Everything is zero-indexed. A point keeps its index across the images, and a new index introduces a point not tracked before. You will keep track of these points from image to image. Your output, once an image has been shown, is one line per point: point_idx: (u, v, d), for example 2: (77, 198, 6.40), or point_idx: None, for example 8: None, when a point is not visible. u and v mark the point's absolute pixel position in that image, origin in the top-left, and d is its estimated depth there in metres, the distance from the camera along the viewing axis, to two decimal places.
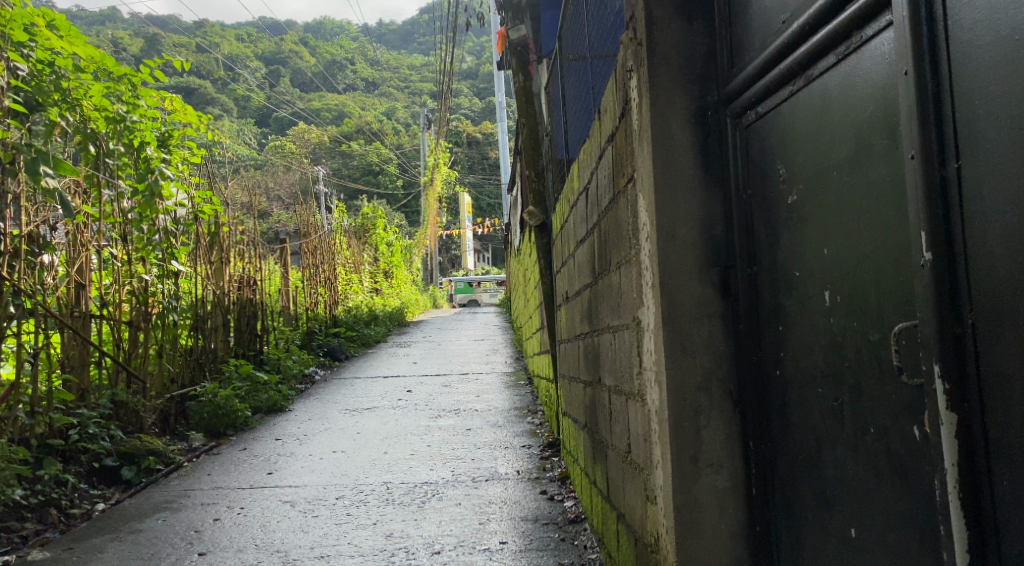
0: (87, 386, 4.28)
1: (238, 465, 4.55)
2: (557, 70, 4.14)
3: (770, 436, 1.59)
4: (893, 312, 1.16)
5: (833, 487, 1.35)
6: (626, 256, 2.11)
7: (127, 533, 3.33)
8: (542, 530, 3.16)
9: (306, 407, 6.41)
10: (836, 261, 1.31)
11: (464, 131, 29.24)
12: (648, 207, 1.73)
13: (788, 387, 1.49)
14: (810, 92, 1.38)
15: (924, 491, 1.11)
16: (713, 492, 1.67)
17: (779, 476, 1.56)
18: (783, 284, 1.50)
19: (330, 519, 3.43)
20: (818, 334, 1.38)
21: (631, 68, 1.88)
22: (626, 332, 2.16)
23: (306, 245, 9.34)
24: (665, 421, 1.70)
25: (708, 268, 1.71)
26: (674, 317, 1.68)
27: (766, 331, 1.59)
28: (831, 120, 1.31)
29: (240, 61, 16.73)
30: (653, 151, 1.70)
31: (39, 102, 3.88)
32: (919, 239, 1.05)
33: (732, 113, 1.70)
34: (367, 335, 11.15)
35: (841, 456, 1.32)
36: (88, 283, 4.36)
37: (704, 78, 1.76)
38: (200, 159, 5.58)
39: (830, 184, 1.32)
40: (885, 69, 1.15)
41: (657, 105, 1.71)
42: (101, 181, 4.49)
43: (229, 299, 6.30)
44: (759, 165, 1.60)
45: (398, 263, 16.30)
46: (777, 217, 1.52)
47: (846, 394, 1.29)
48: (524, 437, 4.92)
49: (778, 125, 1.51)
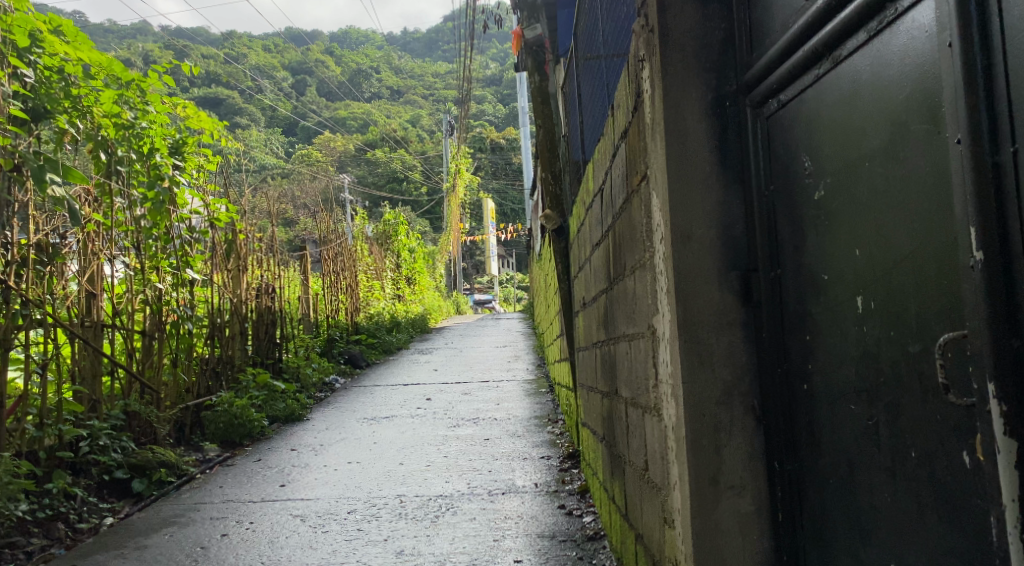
0: (98, 397, 4.21)
1: (250, 476, 4.46)
2: (573, 69, 4.01)
3: (797, 456, 1.44)
4: (937, 319, 1.01)
5: (869, 517, 1.20)
6: (640, 260, 1.97)
7: (132, 550, 3.25)
8: (559, 548, 3.02)
9: (324, 416, 6.31)
10: (870, 263, 1.16)
11: (488, 136, 29.17)
12: (662, 207, 1.59)
13: (817, 402, 1.34)
14: (837, 77, 1.24)
15: (976, 527, 0.96)
16: (735, 517, 1.52)
17: (807, 501, 1.41)
18: (810, 288, 1.36)
19: (340, 534, 3.32)
20: (849, 343, 1.23)
21: (642, 57, 1.75)
22: (641, 340, 2.02)
23: (327, 252, 9.27)
24: (681, 438, 1.55)
25: (727, 271, 1.57)
26: (690, 326, 1.54)
27: (792, 340, 1.44)
28: (862, 105, 1.17)
29: (265, 70, 16.81)
30: (667, 145, 1.57)
31: (48, 109, 3.77)
32: (967, 236, 0.91)
33: (752, 103, 1.55)
34: (389, 341, 11.05)
35: (877, 481, 1.17)
36: (99, 292, 4.29)
37: (722, 66, 1.62)
38: (215, 165, 5.53)
39: (861, 176, 1.18)
40: (925, 44, 1.01)
41: (669, 96, 1.57)
42: (112, 188, 4.38)
43: (246, 306, 6.22)
44: (782, 159, 1.45)
45: (421, 270, 16.20)
46: (802, 215, 1.38)
47: (883, 413, 1.14)
48: (543, 447, 4.79)
49: (802, 114, 1.36)
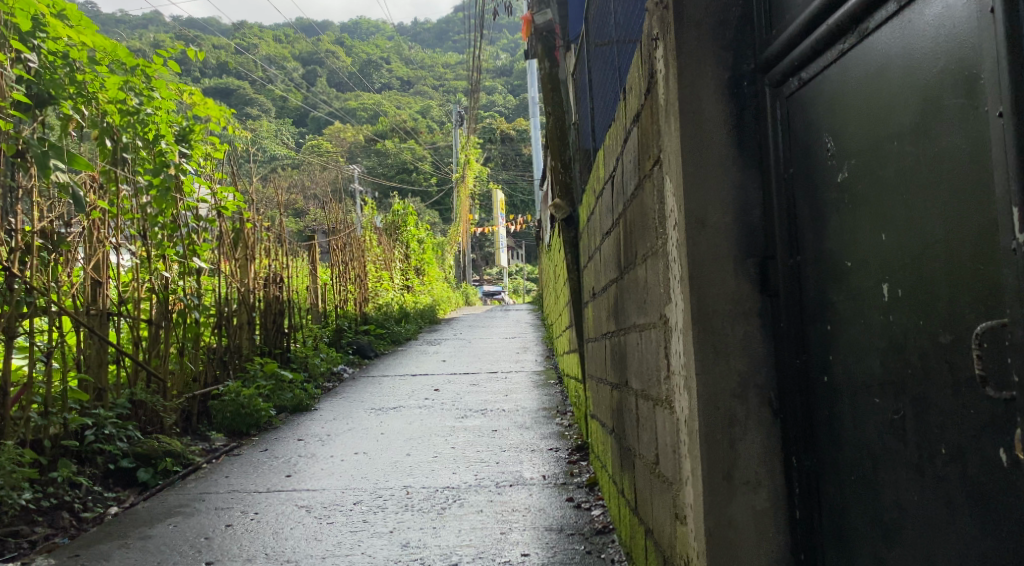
0: (104, 385, 4.17)
1: (257, 466, 4.43)
2: (584, 54, 3.93)
3: (815, 451, 1.37)
4: (972, 307, 0.94)
5: (893, 517, 1.13)
6: (652, 248, 1.91)
7: (136, 540, 3.22)
8: (567, 542, 2.97)
9: (332, 407, 6.29)
10: (897, 247, 1.09)
11: (499, 127, 29.06)
12: (676, 191, 1.53)
13: (838, 396, 1.27)
14: (862, 53, 1.16)
15: (1012, 529, 0.89)
16: (749, 513, 1.46)
17: (825, 499, 1.34)
18: (830, 276, 1.29)
19: (345, 526, 3.28)
20: (874, 333, 1.16)
21: (656, 36, 1.69)
22: (652, 331, 1.96)
23: (336, 241, 9.22)
24: (694, 431, 1.50)
25: (743, 258, 1.51)
26: (705, 315, 1.48)
27: (811, 330, 1.38)
28: (890, 81, 1.10)
29: (275, 60, 16.78)
30: (681, 127, 1.50)
31: (52, 95, 3.74)
32: (1009, 218, 0.84)
33: (771, 82, 1.48)
34: (398, 332, 11.02)
35: (902, 479, 1.11)
36: (105, 279, 4.26)
37: (739, 44, 1.54)
38: (223, 154, 5.48)
39: (888, 157, 1.11)
40: (964, 12, 0.94)
41: (684, 75, 1.51)
42: (118, 175, 4.33)
43: (255, 296, 6.18)
44: (802, 139, 1.38)
45: (430, 261, 16.16)
46: (823, 198, 1.31)
47: (909, 407, 1.08)
48: (552, 439, 4.74)
49: (824, 94, 1.29)
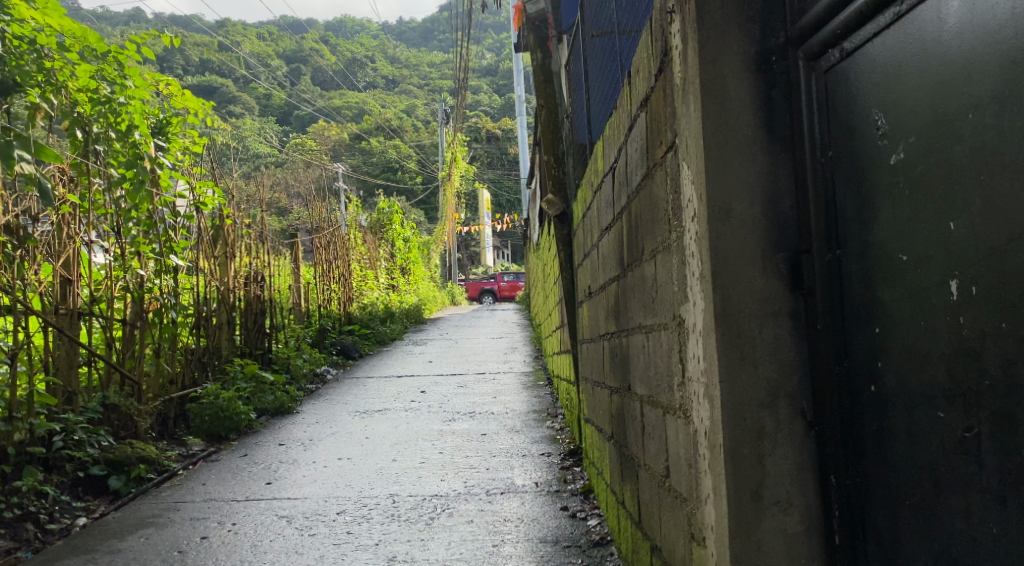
0: (74, 389, 3.96)
1: (235, 473, 4.24)
2: (580, 43, 3.75)
3: (858, 469, 1.22)
4: None
5: (962, 550, 0.98)
6: (663, 242, 1.75)
7: (103, 554, 3.03)
8: (562, 555, 2.80)
9: (314, 409, 6.09)
10: (972, 237, 0.94)
11: (484, 126, 28.81)
12: (696, 177, 1.38)
13: (889, 406, 1.12)
14: (925, 14, 1.01)
15: None
16: (781, 536, 1.31)
17: (872, 524, 1.19)
18: (879, 273, 1.13)
19: (327, 538, 3.10)
20: (937, 338, 1.01)
21: (672, 8, 1.52)
22: (663, 331, 1.80)
23: (319, 240, 8.97)
24: (717, 445, 1.34)
25: (773, 252, 1.35)
26: (729, 316, 1.33)
27: (853, 333, 1.22)
28: (963, 40, 0.95)
29: (258, 56, 16.49)
30: (702, 107, 1.35)
31: (17, 82, 3.52)
32: None
33: (806, 55, 1.32)
34: (382, 333, 10.80)
35: (975, 505, 0.96)
36: (75, 278, 4.03)
37: (767, 15, 1.38)
38: (202, 148, 5.26)
39: (960, 132, 0.96)
40: None
41: (706, 49, 1.35)
42: (90, 168, 4.12)
43: (235, 295, 5.95)
44: (844, 117, 1.23)
45: (415, 260, 15.94)
46: (870, 182, 1.16)
47: (987, 423, 0.93)
48: (543, 444, 4.58)
49: (873, 65, 1.14)
